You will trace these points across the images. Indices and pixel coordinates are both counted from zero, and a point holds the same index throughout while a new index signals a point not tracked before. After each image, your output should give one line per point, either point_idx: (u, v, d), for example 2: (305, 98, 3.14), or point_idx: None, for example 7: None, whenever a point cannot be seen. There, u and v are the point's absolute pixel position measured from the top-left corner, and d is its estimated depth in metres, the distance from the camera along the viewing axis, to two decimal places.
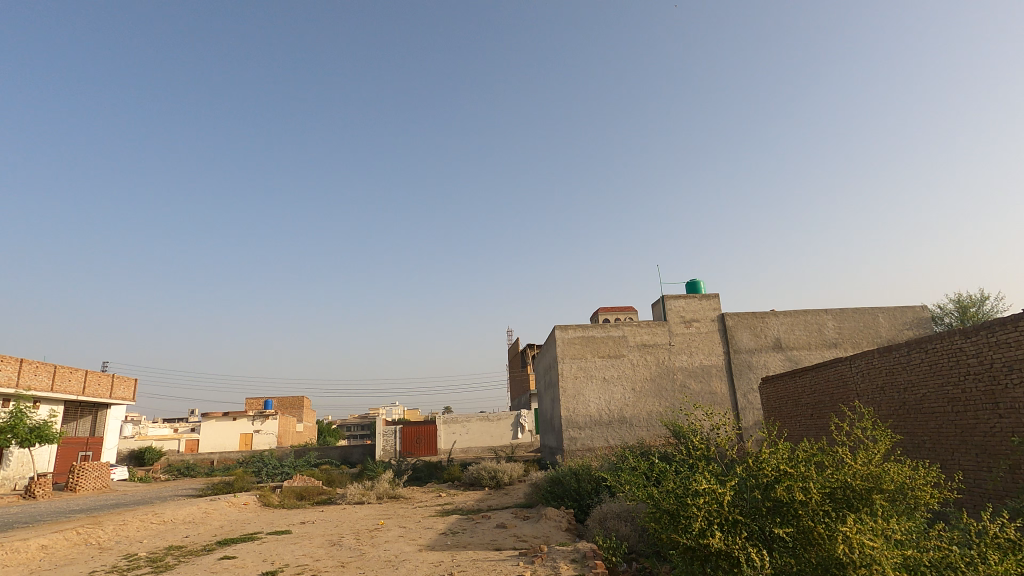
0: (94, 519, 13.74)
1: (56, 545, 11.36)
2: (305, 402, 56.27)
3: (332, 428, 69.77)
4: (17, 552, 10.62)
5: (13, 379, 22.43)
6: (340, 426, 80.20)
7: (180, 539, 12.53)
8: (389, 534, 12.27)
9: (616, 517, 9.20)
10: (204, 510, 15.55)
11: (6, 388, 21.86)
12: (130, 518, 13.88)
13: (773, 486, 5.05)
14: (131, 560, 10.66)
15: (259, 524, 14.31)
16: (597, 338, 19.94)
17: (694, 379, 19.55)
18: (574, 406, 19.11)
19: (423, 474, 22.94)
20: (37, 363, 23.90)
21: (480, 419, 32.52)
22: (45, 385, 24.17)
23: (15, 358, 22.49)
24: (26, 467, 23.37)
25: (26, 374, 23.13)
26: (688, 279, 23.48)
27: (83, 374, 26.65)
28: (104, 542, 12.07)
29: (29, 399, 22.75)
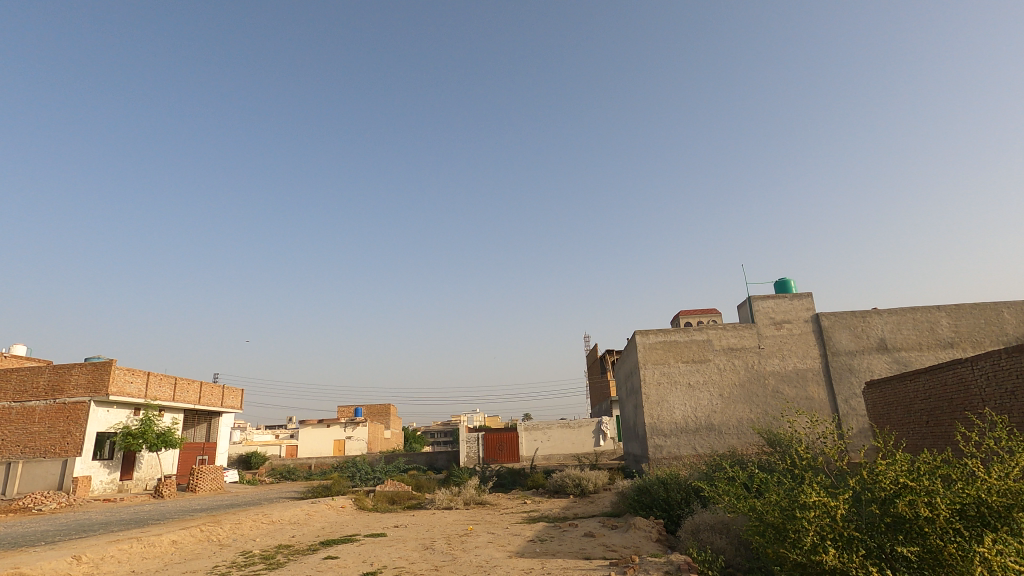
0: (214, 518, 15.04)
1: (185, 541, 12.58)
2: (392, 409, 58.59)
3: (417, 436, 72.19)
4: (153, 546, 11.84)
5: (143, 390, 25.10)
6: (425, 433, 83.09)
7: (288, 538, 13.48)
8: (479, 539, 12.52)
9: (710, 529, 8.86)
10: (307, 512, 16.60)
11: (137, 398, 24.49)
12: (244, 517, 15.08)
13: (894, 501, 4.69)
14: (247, 556, 11.61)
15: (356, 526, 15.07)
16: (679, 343, 19.32)
17: (788, 384, 18.45)
18: (659, 413, 18.61)
19: (508, 481, 23.22)
20: (161, 376, 26.58)
21: (562, 426, 32.49)
22: (168, 395, 26.85)
23: (143, 372, 25.13)
24: (155, 469, 26.07)
25: (153, 385, 25.80)
26: (777, 278, 22.24)
27: (199, 385, 29.30)
28: (223, 539, 13.21)
29: (155, 408, 25.40)
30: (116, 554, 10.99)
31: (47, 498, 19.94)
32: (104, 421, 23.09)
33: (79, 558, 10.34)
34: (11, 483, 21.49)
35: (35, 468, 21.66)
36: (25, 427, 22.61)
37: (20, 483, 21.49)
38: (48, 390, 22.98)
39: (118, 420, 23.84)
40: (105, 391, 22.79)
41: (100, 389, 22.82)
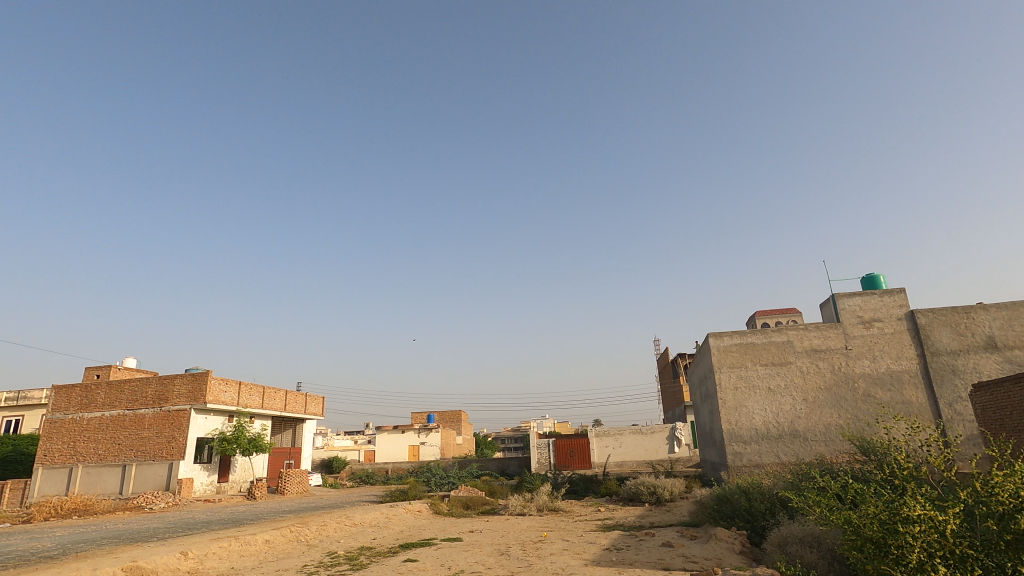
0: (302, 519, 15.91)
1: (277, 540, 13.38)
2: (463, 415, 59.60)
3: (488, 441, 73.01)
4: (249, 544, 12.67)
5: (236, 398, 26.99)
6: (495, 438, 83.88)
7: (370, 541, 14.03)
8: (554, 546, 12.46)
9: (799, 542, 8.38)
10: (386, 515, 17.21)
11: (230, 406, 26.37)
12: (329, 519, 15.84)
13: (1014, 517, 4.26)
14: (332, 557, 12.18)
15: (433, 530, 15.43)
16: (757, 345, 18.45)
17: (881, 388, 17.16)
18: (737, 419, 17.83)
19: (580, 488, 23.01)
20: (251, 385, 28.46)
21: (634, 432, 31.83)
22: (258, 403, 28.70)
23: (235, 382, 27.00)
24: (248, 472, 27.91)
25: (244, 394, 27.67)
26: (865, 274, 20.76)
27: (284, 393, 31.12)
28: (311, 539, 13.95)
29: (246, 415, 27.25)
30: (218, 551, 11.86)
31: (157, 497, 21.83)
32: (203, 427, 25.04)
33: (187, 553, 11.24)
34: (127, 484, 23.73)
35: (146, 470, 23.79)
36: (137, 433, 24.88)
37: (134, 484, 23.68)
38: (155, 398, 25.19)
39: (214, 426, 25.76)
40: (203, 400, 24.69)
41: (199, 397, 24.75)
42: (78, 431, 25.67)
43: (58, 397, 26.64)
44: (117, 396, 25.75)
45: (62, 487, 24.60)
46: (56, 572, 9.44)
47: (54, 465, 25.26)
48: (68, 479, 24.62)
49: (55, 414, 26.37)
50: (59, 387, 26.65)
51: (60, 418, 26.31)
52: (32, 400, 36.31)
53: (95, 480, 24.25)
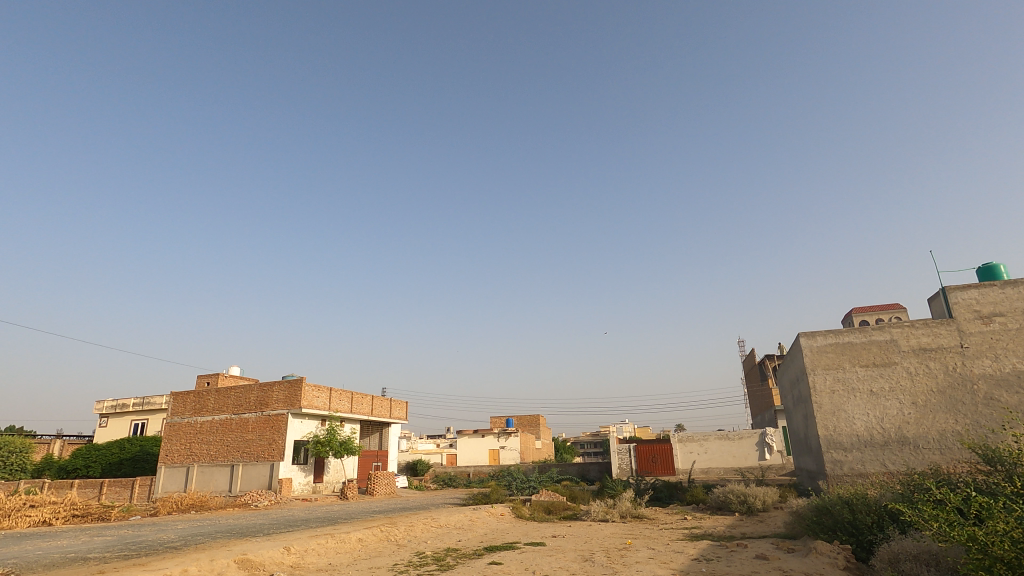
0: (391, 519, 16.58)
1: (369, 539, 14.03)
2: (542, 420, 59.69)
3: (567, 445, 72.62)
4: (344, 542, 13.38)
5: (328, 404, 28.59)
6: (574, 443, 83.28)
7: (456, 542, 14.39)
8: (639, 554, 12.18)
9: (913, 559, 7.69)
10: (470, 518, 17.57)
11: (323, 410, 27.99)
12: (416, 520, 16.41)
13: None
14: (420, 557, 12.59)
15: (516, 534, 15.57)
16: (855, 345, 17.13)
17: (1006, 390, 15.40)
18: (836, 425, 16.62)
19: (664, 495, 22.33)
20: (341, 391, 30.04)
21: (720, 437, 30.51)
22: (347, 408, 30.27)
23: (327, 388, 28.61)
24: (341, 473, 29.46)
25: (335, 399, 29.26)
26: (981, 265, 18.73)
27: (371, 399, 32.60)
28: (401, 539, 14.50)
29: (337, 420, 28.80)
30: (316, 548, 12.61)
31: (261, 496, 23.57)
32: (300, 430, 26.77)
33: (290, 548, 12.06)
34: (235, 482, 25.79)
35: (251, 470, 25.76)
36: (242, 435, 26.96)
37: (241, 483, 25.70)
38: (257, 404, 27.24)
39: (309, 430, 27.46)
40: (299, 405, 26.41)
41: (295, 402, 26.50)
42: (193, 433, 28.23)
43: (175, 403, 29.46)
44: (224, 402, 28.08)
45: (181, 484, 27.15)
46: (180, 561, 10.45)
47: (174, 465, 27.94)
48: (186, 477, 27.13)
49: (173, 418, 29.18)
50: (176, 394, 29.47)
51: (178, 421, 29.06)
52: (154, 406, 40.41)
53: (209, 479, 26.56)
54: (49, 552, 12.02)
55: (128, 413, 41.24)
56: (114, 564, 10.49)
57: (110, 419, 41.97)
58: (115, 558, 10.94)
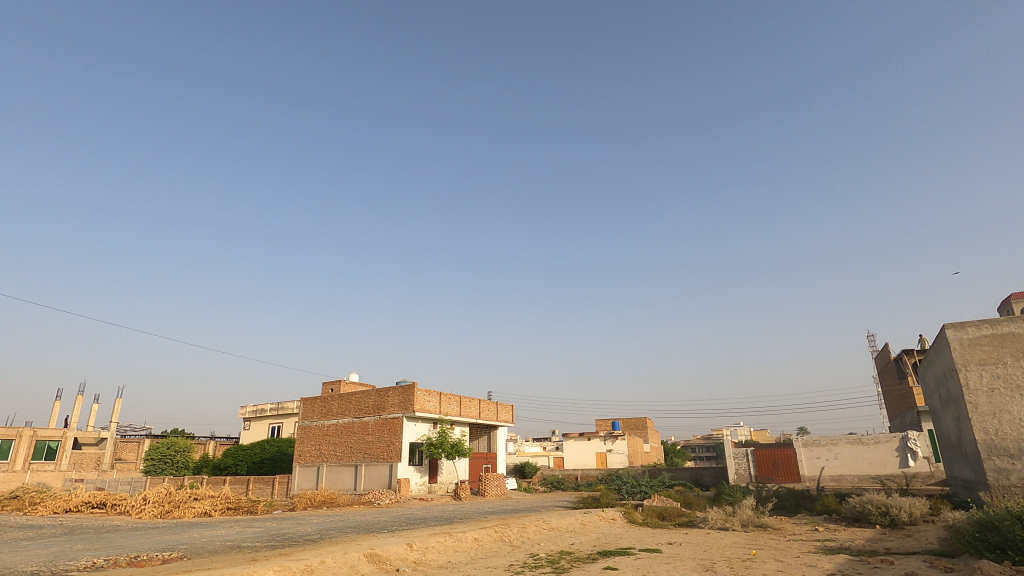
0: (504, 520, 16.94)
1: (484, 539, 14.43)
2: (649, 422, 58.00)
3: (677, 449, 69.93)
4: (462, 541, 13.87)
5: (438, 407, 29.83)
6: (685, 446, 80.03)
7: (569, 545, 14.40)
8: (766, 567, 11.44)
9: None
10: (582, 521, 17.48)
11: (434, 414, 29.25)
12: (528, 522, 16.63)
13: None
14: (535, 559, 12.73)
15: (631, 540, 15.26)
16: (1018, 336, 14.88)
17: None
18: (997, 428, 14.52)
19: (790, 504, 20.73)
20: (450, 395, 31.20)
21: (852, 442, 27.81)
22: (456, 411, 31.38)
23: (437, 392, 29.84)
24: (453, 474, 30.60)
25: (445, 403, 30.46)
26: None
27: (478, 402, 33.53)
28: (514, 540, 14.77)
29: (447, 423, 29.95)
30: (436, 545, 13.18)
31: (383, 494, 25.14)
32: (414, 433, 28.21)
33: (412, 545, 12.70)
34: (360, 481, 27.71)
35: (373, 470, 27.53)
36: (363, 437, 28.91)
37: (365, 482, 27.57)
38: (375, 408, 29.11)
39: (423, 432, 28.85)
40: (412, 408, 27.85)
41: (408, 406, 27.97)
42: (321, 435, 30.74)
43: (305, 407, 32.27)
44: (347, 406, 30.29)
45: (313, 482, 29.64)
46: (318, 553, 11.43)
47: (307, 464, 30.58)
48: (318, 476, 29.58)
49: (304, 421, 31.96)
50: (306, 399, 32.26)
51: (308, 424, 31.78)
52: (288, 410, 44.58)
53: (336, 477, 28.76)
54: (211, 540, 13.70)
55: (266, 417, 45.81)
56: (264, 552, 11.72)
57: (252, 422, 46.88)
58: (264, 548, 12.21)
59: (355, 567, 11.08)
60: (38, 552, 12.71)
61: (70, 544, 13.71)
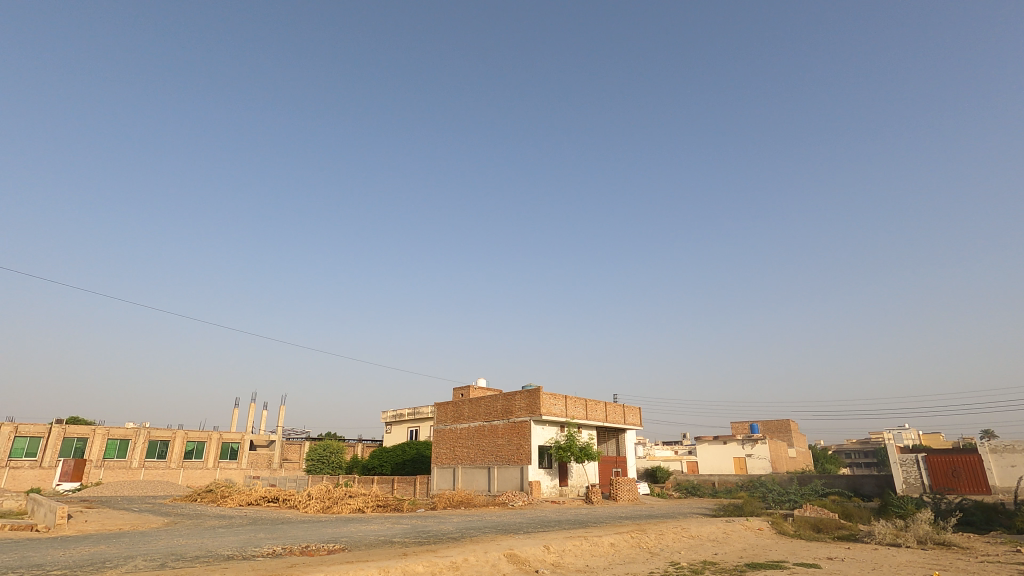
0: (640, 526, 16.52)
1: (621, 545, 14.15)
2: (794, 425, 53.25)
3: (829, 454, 63.40)
4: (598, 545, 13.76)
5: (564, 410, 29.92)
6: (838, 452, 72.38)
7: (712, 555, 13.66)
8: None
9: None
10: (725, 531, 16.48)
11: (561, 417, 29.41)
12: (666, 529, 16.02)
13: None
14: (677, 567, 12.24)
15: (782, 553, 14.10)
16: None
17: None
18: None
19: (979, 519, 17.82)
20: (575, 398, 31.15)
21: None
22: (583, 414, 31.25)
23: (562, 395, 29.95)
24: (584, 478, 30.50)
25: (571, 406, 30.46)
26: None
27: (604, 405, 33.10)
28: (653, 547, 14.34)
29: (575, 426, 29.93)
30: (572, 548, 13.20)
31: (516, 496, 25.77)
32: (542, 436, 28.58)
33: (549, 548, 12.83)
34: (493, 483, 28.68)
35: (505, 472, 28.35)
36: (494, 441, 29.87)
37: (499, 483, 28.47)
38: (503, 412, 29.96)
39: (550, 435, 29.12)
40: (539, 412, 28.25)
41: (535, 410, 28.41)
42: (455, 438, 32.23)
43: (439, 412, 34.09)
44: (477, 410, 31.52)
45: (451, 483, 31.21)
46: (462, 551, 11.99)
47: (444, 465, 32.27)
48: (454, 477, 31.11)
49: (439, 425, 33.75)
50: (439, 404, 34.10)
51: (443, 428, 33.52)
52: (424, 414, 47.45)
53: (471, 479, 30.03)
54: (367, 534, 15.00)
55: (405, 420, 49.15)
56: (413, 548, 12.57)
57: (393, 425, 50.55)
58: (412, 543, 13.10)
59: (497, 566, 11.46)
60: (231, 538, 14.80)
61: (254, 532, 15.80)
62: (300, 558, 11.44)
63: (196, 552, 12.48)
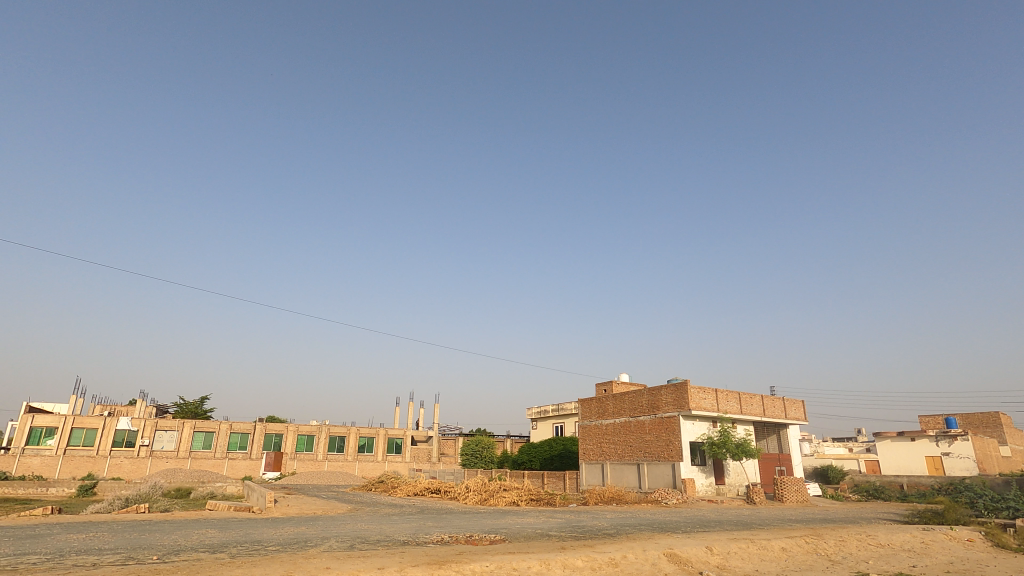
0: (815, 531, 15.05)
1: (794, 550, 13.02)
2: (1005, 419, 44.76)
3: None
4: (768, 549, 12.79)
5: (716, 405, 28.30)
6: None
7: (909, 567, 12.01)
8: None
9: None
10: (923, 540, 14.36)
11: (712, 412, 27.88)
12: (847, 535, 14.41)
13: None
14: None
15: (1005, 570, 11.90)
16: None
17: None
18: None
19: None
20: (727, 392, 29.28)
21: None
22: (736, 408, 29.29)
23: (712, 389, 28.36)
24: (742, 476, 28.62)
25: (722, 400, 28.72)
26: None
27: (761, 399, 30.72)
28: (833, 554, 12.98)
29: (729, 421, 28.17)
30: (739, 551, 12.45)
31: (669, 494, 24.93)
32: (693, 432, 27.34)
33: (712, 549, 12.22)
34: (644, 479, 28.06)
35: (656, 469, 27.59)
36: (641, 436, 29.20)
37: (650, 480, 27.80)
38: (649, 407, 29.15)
39: (702, 431, 27.74)
40: (688, 407, 27.02)
41: (684, 404, 27.24)
42: (601, 434, 32.07)
43: (583, 408, 34.13)
44: (622, 405, 31.07)
45: (600, 479, 31.13)
46: (620, 547, 11.91)
47: (592, 461, 32.26)
48: (603, 473, 30.98)
49: (584, 421, 33.83)
50: (583, 400, 34.18)
51: (588, 424, 33.50)
52: (568, 410, 47.90)
53: (621, 475, 29.68)
54: (524, 527, 15.58)
55: (550, 417, 50.02)
56: (570, 542, 12.80)
57: (538, 422, 51.75)
58: (569, 538, 13.32)
59: (657, 565, 11.19)
60: (405, 525, 16.28)
61: (424, 520, 17.25)
62: (466, 546, 12.24)
63: (376, 536, 13.94)
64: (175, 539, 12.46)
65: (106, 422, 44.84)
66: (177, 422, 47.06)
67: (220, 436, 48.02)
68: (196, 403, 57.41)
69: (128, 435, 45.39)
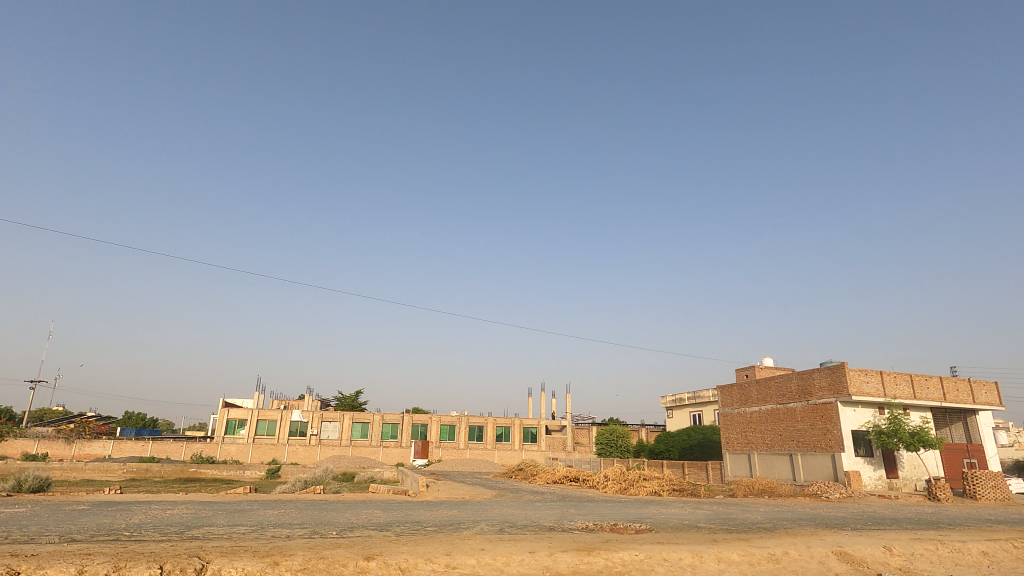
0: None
1: (998, 555, 11.20)
2: None
3: None
4: (962, 552, 11.11)
5: (881, 389, 25.20)
6: None
7: None
8: None
9: None
10: None
11: (878, 397, 24.86)
12: None
13: None
14: None
15: None
16: None
17: None
18: None
19: None
20: (896, 374, 25.91)
21: None
22: (908, 393, 25.84)
23: (876, 372, 25.28)
24: (920, 470, 25.26)
25: (890, 384, 25.49)
26: None
27: (940, 381, 26.80)
28: None
29: (899, 407, 24.96)
30: (925, 553, 10.95)
31: (830, 487, 22.71)
32: (855, 420, 24.61)
33: (892, 550, 10.88)
34: (798, 472, 25.90)
35: (812, 461, 25.31)
36: (793, 426, 26.90)
37: (805, 473, 25.59)
38: (801, 393, 26.75)
39: (867, 419, 24.87)
40: (847, 392, 24.36)
41: (842, 390, 24.61)
42: (745, 423, 30.10)
43: (724, 396, 32.22)
44: (768, 392, 28.88)
45: (747, 470, 29.29)
46: (779, 543, 11.11)
47: (736, 451, 30.45)
48: (750, 464, 29.11)
49: (725, 409, 31.95)
50: (723, 387, 32.29)
51: (730, 412, 31.56)
52: (706, 398, 45.69)
53: (771, 467, 27.67)
54: (669, 517, 15.19)
55: (686, 405, 48.11)
56: (722, 535, 12.22)
57: (674, 411, 49.98)
58: (720, 530, 12.73)
59: (826, 563, 10.25)
60: (548, 511, 16.70)
61: (566, 508, 17.55)
62: (613, 535, 12.21)
63: (523, 521, 14.42)
64: (348, 517, 14.01)
65: (283, 414, 51.78)
66: (338, 414, 52.69)
67: (374, 426, 52.88)
68: (352, 396, 63.82)
69: (300, 426, 52.00)
